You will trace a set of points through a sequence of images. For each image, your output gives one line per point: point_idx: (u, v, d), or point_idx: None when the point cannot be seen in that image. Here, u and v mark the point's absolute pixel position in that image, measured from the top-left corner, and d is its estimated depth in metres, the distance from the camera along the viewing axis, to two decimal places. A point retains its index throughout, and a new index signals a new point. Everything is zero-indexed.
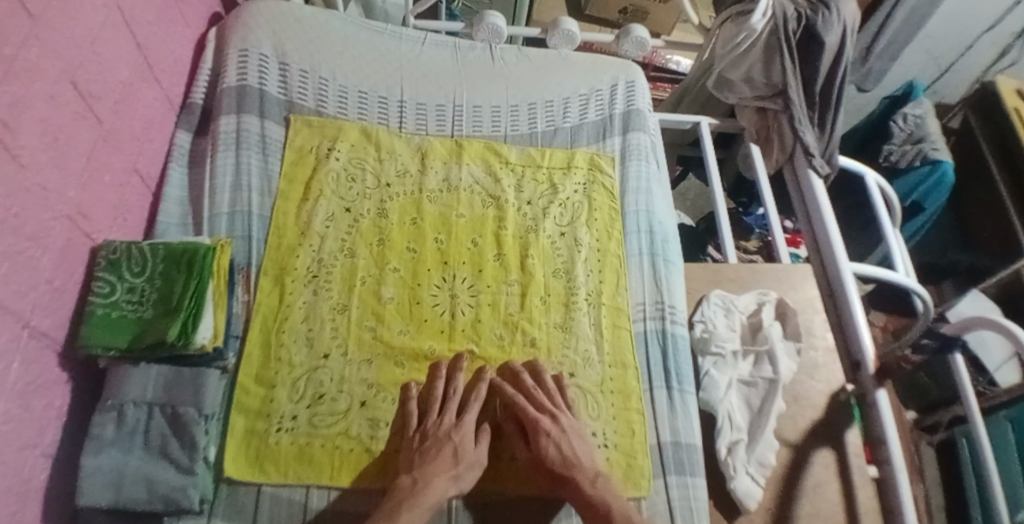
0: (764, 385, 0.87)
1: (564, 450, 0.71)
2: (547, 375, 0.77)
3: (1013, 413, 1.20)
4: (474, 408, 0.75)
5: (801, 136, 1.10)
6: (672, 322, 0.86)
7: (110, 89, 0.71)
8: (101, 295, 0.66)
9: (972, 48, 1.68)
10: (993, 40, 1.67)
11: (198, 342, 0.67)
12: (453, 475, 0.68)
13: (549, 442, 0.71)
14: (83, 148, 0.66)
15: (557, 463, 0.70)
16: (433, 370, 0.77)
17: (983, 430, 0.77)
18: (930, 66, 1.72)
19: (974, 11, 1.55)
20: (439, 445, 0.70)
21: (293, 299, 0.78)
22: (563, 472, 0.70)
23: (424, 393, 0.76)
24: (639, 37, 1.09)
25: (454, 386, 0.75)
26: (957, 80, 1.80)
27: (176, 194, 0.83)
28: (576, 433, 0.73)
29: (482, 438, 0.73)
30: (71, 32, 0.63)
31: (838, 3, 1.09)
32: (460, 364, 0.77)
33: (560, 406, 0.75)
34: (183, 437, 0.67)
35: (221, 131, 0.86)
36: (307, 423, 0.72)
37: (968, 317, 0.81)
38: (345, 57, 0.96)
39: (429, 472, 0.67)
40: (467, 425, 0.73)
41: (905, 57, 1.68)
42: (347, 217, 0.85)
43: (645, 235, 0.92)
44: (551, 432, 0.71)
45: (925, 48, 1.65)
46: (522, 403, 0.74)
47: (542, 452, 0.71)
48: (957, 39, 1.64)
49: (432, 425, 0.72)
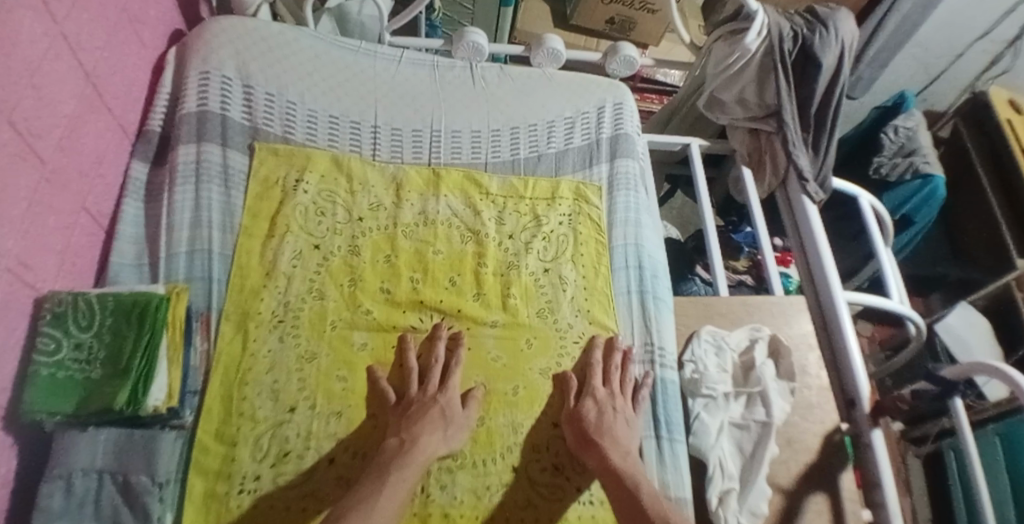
0: (756, 429, 0.83)
1: (605, 419, 0.72)
2: (630, 367, 0.79)
3: (1002, 428, 1.21)
4: (456, 373, 0.74)
5: (794, 160, 1.06)
6: (661, 365, 0.82)
7: (55, 125, 0.63)
8: (45, 353, 0.59)
9: (962, 56, 1.64)
10: (985, 48, 1.63)
11: (149, 406, 0.61)
12: (441, 434, 0.68)
13: (593, 407, 0.73)
14: (24, 192, 0.58)
15: (593, 426, 0.71)
16: (400, 342, 0.76)
17: (972, 444, 0.76)
18: (919, 74, 1.69)
19: (966, 19, 1.51)
20: (424, 408, 0.69)
21: (257, 347, 0.72)
22: (593, 438, 0.70)
23: (393, 379, 0.75)
24: (628, 56, 1.04)
25: (434, 356, 0.75)
26: (947, 87, 1.77)
27: (131, 231, 0.76)
28: (623, 418, 0.74)
29: (470, 403, 0.72)
30: (6, 66, 0.54)
31: (837, 22, 1.04)
32: (440, 333, 0.77)
33: (622, 392, 0.77)
34: (135, 508, 0.61)
35: (180, 163, 0.80)
36: (271, 484, 0.66)
37: (969, 362, 0.77)
38: (314, 79, 0.90)
39: (416, 433, 0.66)
40: (453, 389, 0.72)
41: (894, 67, 1.65)
42: (315, 255, 0.80)
43: (634, 271, 0.88)
44: (599, 399, 0.74)
45: (916, 57, 1.62)
46: (595, 370, 0.77)
47: (582, 412, 0.73)
48: (947, 47, 1.60)
49: (416, 395, 0.72)
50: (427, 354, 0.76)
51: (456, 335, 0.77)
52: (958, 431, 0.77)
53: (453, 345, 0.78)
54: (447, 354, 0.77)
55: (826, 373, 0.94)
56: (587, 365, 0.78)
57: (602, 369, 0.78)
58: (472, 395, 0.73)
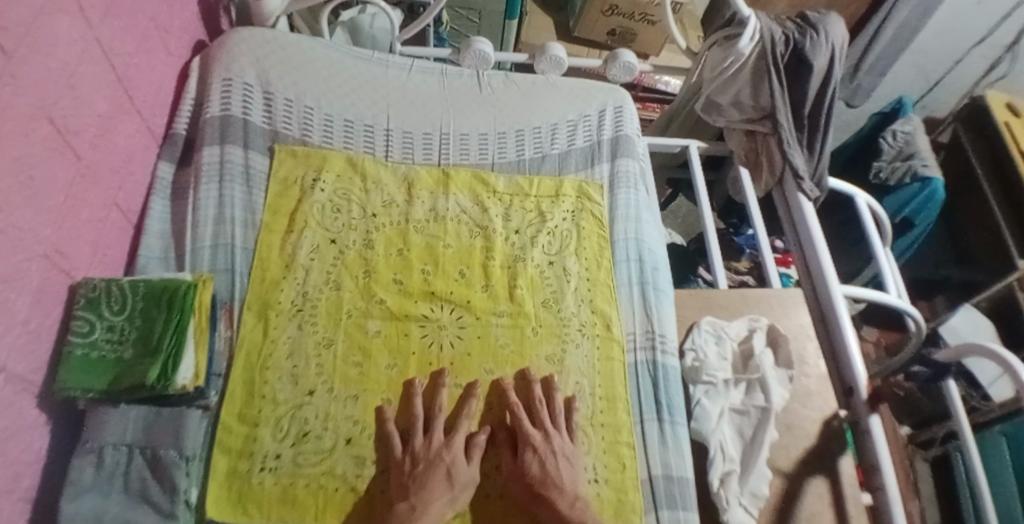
0: (756, 415, 0.86)
1: (549, 469, 0.71)
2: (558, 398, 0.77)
3: None
4: (463, 425, 0.74)
5: (789, 159, 1.10)
6: (662, 352, 0.85)
7: (88, 124, 0.68)
8: (79, 334, 0.63)
9: (961, 62, 1.70)
10: (984, 53, 1.67)
11: (178, 383, 0.63)
12: (448, 497, 0.68)
13: (534, 458, 0.72)
14: (60, 186, 0.63)
15: (538, 479, 0.70)
16: (407, 387, 0.76)
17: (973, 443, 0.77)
18: (919, 81, 1.75)
19: (964, 24, 1.56)
20: (431, 468, 0.69)
21: (278, 334, 0.76)
22: (540, 491, 0.69)
23: (401, 422, 0.74)
24: (627, 62, 1.09)
25: (437, 404, 0.75)
26: (947, 92, 1.82)
27: (158, 227, 0.81)
28: (567, 459, 0.73)
29: (473, 455, 0.72)
30: (46, 67, 0.59)
31: (827, 26, 1.09)
32: (442, 380, 0.76)
33: (558, 428, 0.75)
34: (163, 481, 0.64)
35: (204, 163, 0.85)
36: (291, 462, 0.70)
37: (962, 345, 0.80)
38: (330, 86, 0.96)
39: (426, 497, 0.66)
40: (458, 442, 0.72)
41: (893, 75, 1.71)
42: (332, 249, 0.84)
43: (635, 264, 0.92)
44: (539, 448, 0.72)
45: (915, 64, 1.68)
46: (521, 414, 0.75)
47: (525, 466, 0.71)
48: (947, 53, 1.66)
49: (421, 447, 0.71)
50: (430, 400, 0.76)
51: (472, 383, 0.77)
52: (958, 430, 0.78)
53: (455, 389, 0.77)
54: (449, 401, 0.76)
55: (824, 362, 0.97)
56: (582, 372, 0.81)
57: (530, 408, 0.76)
58: (476, 443, 0.73)
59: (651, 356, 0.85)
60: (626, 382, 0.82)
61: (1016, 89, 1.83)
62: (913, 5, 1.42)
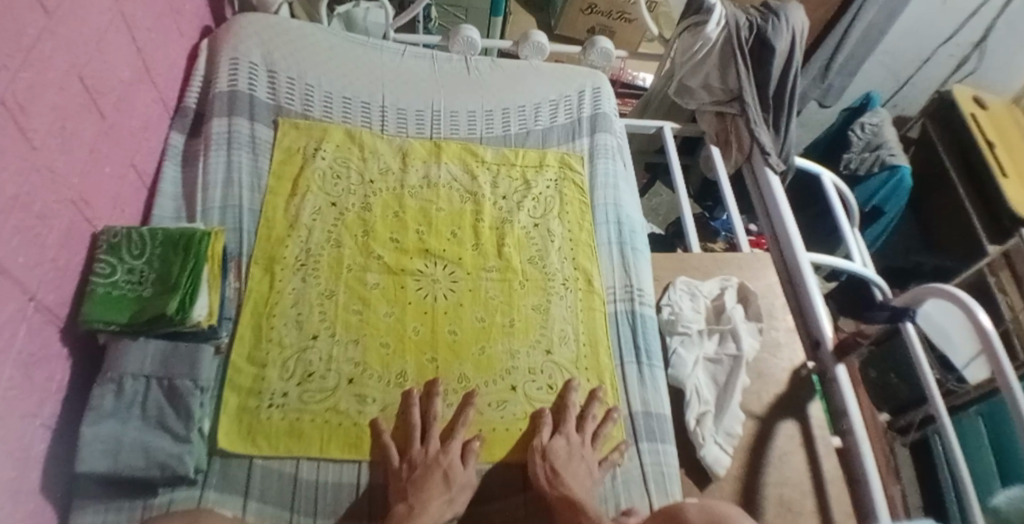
0: (728, 362, 0.93)
1: (572, 460, 0.73)
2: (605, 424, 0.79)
3: (984, 408, 1.12)
4: (460, 433, 0.74)
5: (757, 137, 1.19)
6: (640, 303, 0.93)
7: (113, 87, 0.74)
8: (102, 275, 0.68)
9: (930, 60, 1.82)
10: (952, 52, 1.80)
11: (194, 318, 0.69)
12: (446, 497, 0.68)
13: (562, 440, 0.75)
14: (87, 139, 0.69)
15: (561, 463, 0.72)
16: (406, 397, 0.77)
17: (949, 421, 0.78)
18: (889, 79, 1.88)
19: (929, 24, 1.70)
20: (428, 471, 0.69)
21: (283, 286, 0.82)
22: (559, 471, 0.71)
23: (398, 440, 0.74)
24: (604, 48, 1.18)
25: (432, 411, 0.75)
26: (916, 91, 1.94)
27: (170, 190, 0.87)
28: (585, 465, 0.74)
29: (470, 459, 0.72)
30: (79, 30, 0.65)
31: (787, 13, 1.18)
32: (436, 389, 0.77)
33: (592, 441, 0.78)
34: (180, 409, 0.69)
35: (213, 133, 0.91)
36: (297, 399, 0.75)
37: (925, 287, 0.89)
38: (330, 65, 1.03)
39: (424, 498, 0.66)
40: (455, 449, 0.72)
41: (864, 72, 1.84)
42: (333, 211, 0.90)
43: (614, 226, 1.00)
44: (570, 439, 0.76)
45: (884, 62, 1.82)
46: (570, 415, 0.78)
47: (550, 444, 0.74)
48: (916, 51, 1.79)
49: (418, 455, 0.71)
50: (426, 408, 0.77)
51: (467, 394, 0.78)
52: (930, 403, 0.80)
53: (448, 410, 0.78)
54: (445, 412, 0.77)
55: (791, 317, 1.05)
56: (566, 321, 0.88)
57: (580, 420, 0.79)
58: (471, 448, 0.73)
59: (631, 305, 0.92)
60: (606, 321, 0.90)
61: (983, 84, 1.93)
62: (881, 4, 1.51)
